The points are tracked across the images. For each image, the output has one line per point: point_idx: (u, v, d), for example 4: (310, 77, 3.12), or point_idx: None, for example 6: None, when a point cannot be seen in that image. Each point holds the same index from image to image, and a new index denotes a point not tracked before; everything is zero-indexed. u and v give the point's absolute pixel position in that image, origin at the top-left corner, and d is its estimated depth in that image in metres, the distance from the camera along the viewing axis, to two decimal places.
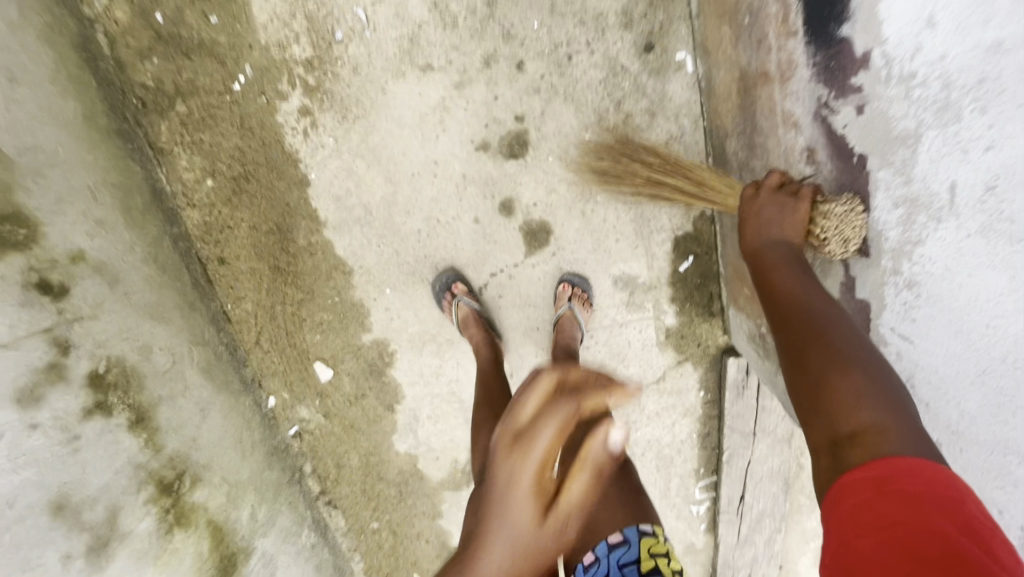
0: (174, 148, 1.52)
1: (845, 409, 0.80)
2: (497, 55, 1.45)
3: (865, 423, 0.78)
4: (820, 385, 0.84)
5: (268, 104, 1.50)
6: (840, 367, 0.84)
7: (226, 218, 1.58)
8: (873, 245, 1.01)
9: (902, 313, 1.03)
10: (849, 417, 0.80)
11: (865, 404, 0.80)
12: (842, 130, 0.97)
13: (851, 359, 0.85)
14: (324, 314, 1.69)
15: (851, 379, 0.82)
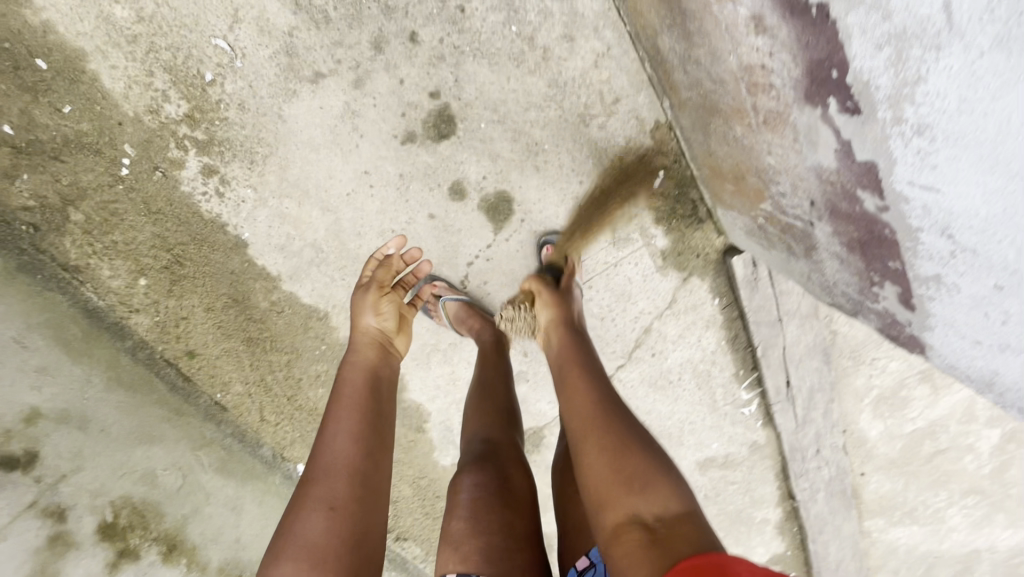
0: (90, 260, 1.37)
1: (652, 500, 0.84)
2: (385, 35, 1.29)
3: (676, 507, 0.83)
4: (634, 489, 0.86)
5: (167, 178, 1.34)
6: (635, 472, 0.87)
7: (177, 310, 1.46)
8: (860, 98, 0.69)
9: (914, 164, 0.67)
10: (656, 499, 0.84)
11: (665, 494, 0.84)
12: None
13: (659, 456, 0.90)
14: (319, 365, 1.58)
15: (651, 477, 0.86)
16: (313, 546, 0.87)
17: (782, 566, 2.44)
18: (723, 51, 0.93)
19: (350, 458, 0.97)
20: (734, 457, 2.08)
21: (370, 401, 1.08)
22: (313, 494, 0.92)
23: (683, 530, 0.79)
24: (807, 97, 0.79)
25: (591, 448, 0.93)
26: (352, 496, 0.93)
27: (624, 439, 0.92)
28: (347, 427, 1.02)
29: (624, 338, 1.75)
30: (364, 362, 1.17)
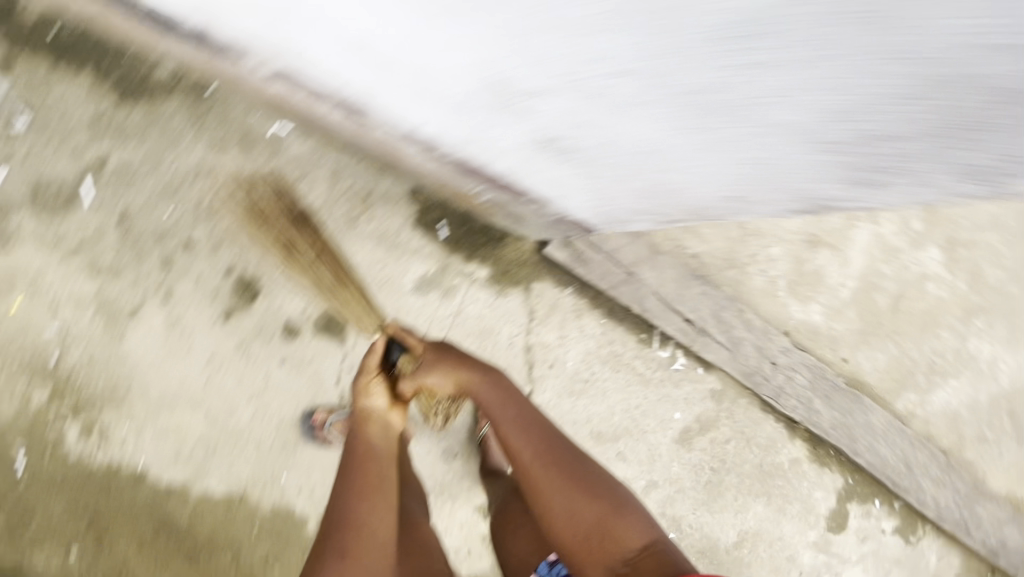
0: (23, 556, 1.52)
1: (619, 528, 1.21)
2: (168, 254, 1.59)
3: (640, 542, 1.20)
4: (602, 512, 1.23)
5: (57, 453, 1.55)
6: (578, 490, 1.24)
7: (113, 560, 1.57)
8: None
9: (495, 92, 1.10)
10: (627, 534, 1.21)
11: (631, 534, 1.21)
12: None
13: (615, 499, 1.25)
14: (261, 548, 1.68)
15: (605, 504, 1.24)
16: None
17: (857, 499, 2.17)
18: None
19: (370, 519, 1.21)
20: (706, 415, 2.00)
21: (375, 466, 1.30)
22: (330, 546, 1.17)
23: (648, 561, 1.15)
24: None
25: (549, 497, 1.24)
26: (359, 545, 1.18)
27: (574, 481, 1.26)
28: (364, 491, 1.24)
29: (513, 366, 1.83)
30: (367, 442, 1.34)
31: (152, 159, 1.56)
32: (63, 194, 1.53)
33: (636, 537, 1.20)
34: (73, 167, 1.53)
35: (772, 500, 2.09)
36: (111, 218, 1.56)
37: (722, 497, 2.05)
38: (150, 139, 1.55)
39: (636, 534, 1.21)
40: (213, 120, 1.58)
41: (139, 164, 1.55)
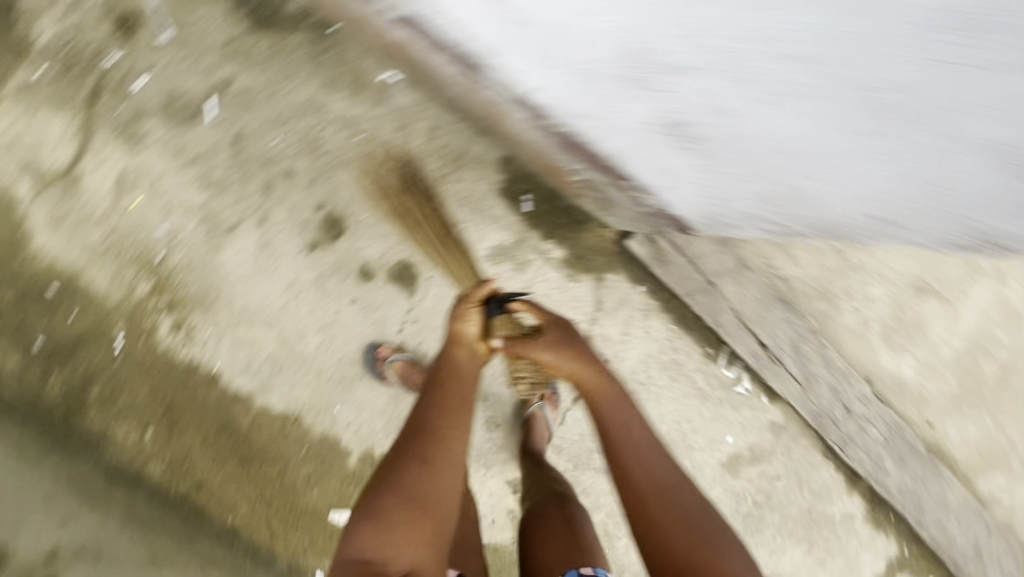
0: (107, 426, 1.70)
1: (697, 543, 1.08)
2: (271, 179, 1.68)
3: (708, 550, 1.07)
4: (680, 525, 1.10)
5: (150, 340, 1.72)
6: (677, 496, 1.13)
7: (179, 448, 1.73)
8: None
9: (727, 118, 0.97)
10: (699, 545, 1.07)
11: (703, 542, 1.08)
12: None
13: (703, 515, 1.11)
14: (308, 467, 1.79)
15: (696, 518, 1.10)
16: (411, 495, 1.13)
17: (912, 573, 1.96)
18: None
19: (446, 431, 1.18)
20: (760, 447, 1.90)
21: (459, 393, 1.24)
22: (410, 450, 1.17)
23: None
24: None
25: (659, 505, 1.11)
26: (432, 463, 1.16)
27: (675, 499, 1.12)
28: (447, 404, 1.21)
29: None
30: (460, 368, 1.29)
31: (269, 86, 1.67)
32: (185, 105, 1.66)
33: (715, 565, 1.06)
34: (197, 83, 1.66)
35: (816, 554, 1.94)
36: (228, 137, 1.67)
37: (760, 535, 1.94)
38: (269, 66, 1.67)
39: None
40: (332, 60, 1.69)
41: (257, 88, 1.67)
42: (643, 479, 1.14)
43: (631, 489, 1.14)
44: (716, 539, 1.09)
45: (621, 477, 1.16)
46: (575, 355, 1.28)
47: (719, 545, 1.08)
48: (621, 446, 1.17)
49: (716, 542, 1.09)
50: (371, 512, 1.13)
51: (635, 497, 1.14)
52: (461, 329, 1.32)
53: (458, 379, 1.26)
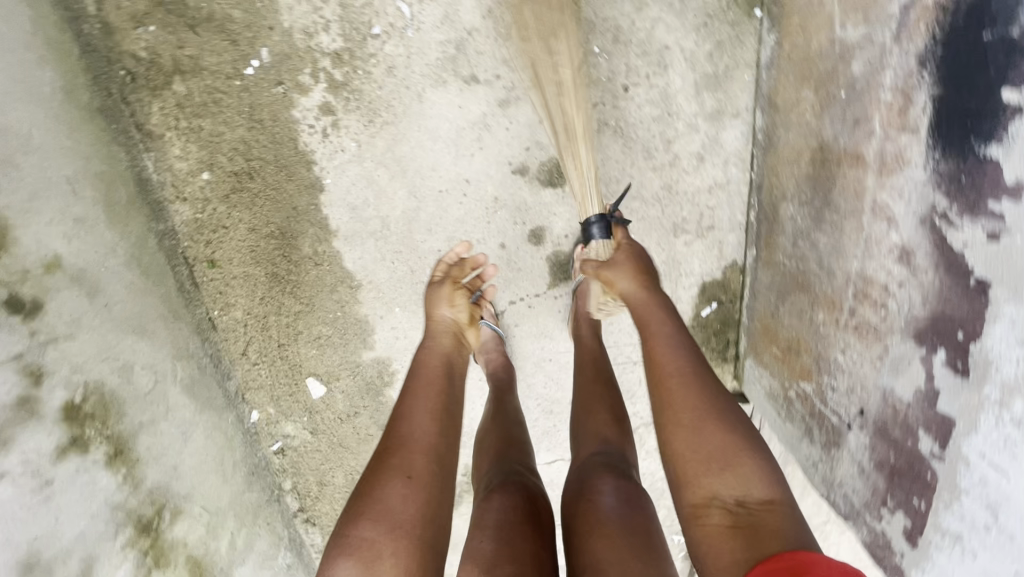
0: (166, 131, 1.31)
1: (744, 472, 0.89)
2: (549, 76, 1.33)
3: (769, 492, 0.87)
4: (723, 465, 0.90)
5: (285, 96, 1.32)
6: (722, 421, 0.94)
7: (222, 217, 1.41)
8: (976, 367, 0.77)
9: (995, 454, 0.75)
10: (753, 485, 0.88)
11: (760, 479, 0.88)
12: (962, 248, 0.76)
13: (747, 435, 0.94)
14: (324, 328, 1.58)
15: (742, 447, 0.91)
16: (394, 517, 0.94)
17: None
18: (849, 252, 1.02)
19: (428, 436, 1.05)
20: None
21: (444, 381, 1.16)
22: (392, 465, 1.00)
23: (770, 517, 0.84)
24: (916, 336, 0.88)
25: (677, 417, 0.97)
26: (428, 469, 1.02)
27: (722, 422, 0.94)
28: (431, 402, 1.11)
29: None
30: (438, 352, 1.22)
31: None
32: None
33: (780, 517, 0.84)
34: None
35: None
36: None
37: None
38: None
39: (780, 535, 0.82)
40: (719, 36, 1.30)
41: None
42: (687, 414, 0.96)
43: (671, 428, 0.97)
44: (782, 488, 0.89)
45: (669, 427, 0.97)
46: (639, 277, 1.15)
47: (778, 491, 0.88)
48: (655, 384, 1.02)
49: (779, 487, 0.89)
50: (344, 545, 0.92)
51: (674, 440, 0.95)
52: (440, 311, 1.28)
53: (433, 385, 1.14)
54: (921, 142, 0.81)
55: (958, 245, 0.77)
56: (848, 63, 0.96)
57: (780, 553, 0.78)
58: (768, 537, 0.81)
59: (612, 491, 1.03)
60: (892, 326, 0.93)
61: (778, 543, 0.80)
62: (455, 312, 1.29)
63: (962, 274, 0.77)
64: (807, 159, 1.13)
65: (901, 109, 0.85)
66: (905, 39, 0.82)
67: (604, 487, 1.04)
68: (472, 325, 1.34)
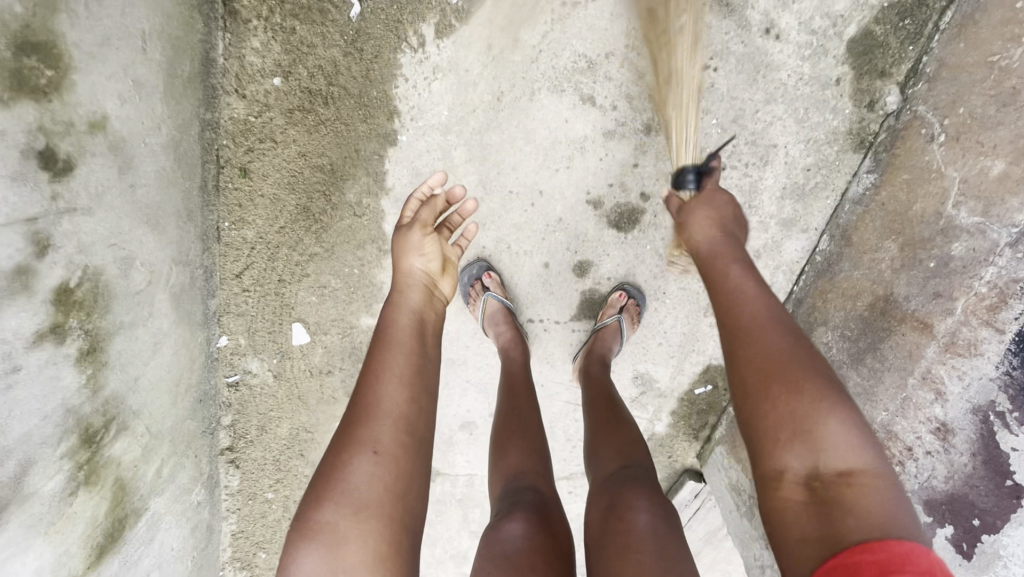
0: (253, 19, 1.18)
1: (823, 444, 0.70)
2: (661, 126, 1.30)
3: (858, 463, 0.69)
4: (793, 433, 0.72)
5: (397, 37, 1.22)
6: (802, 371, 0.74)
7: (275, 130, 1.28)
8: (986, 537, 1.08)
9: None
10: (838, 452, 0.69)
11: (851, 447, 0.70)
12: (1009, 450, 1.06)
13: (832, 385, 0.74)
14: (331, 279, 1.47)
15: (816, 401, 0.72)
16: (358, 497, 0.78)
17: None
18: (879, 403, 1.18)
19: (396, 402, 0.86)
20: None
21: (417, 342, 0.96)
22: (354, 437, 0.83)
23: (859, 496, 0.66)
24: (927, 502, 1.13)
25: (756, 345, 0.78)
26: (398, 444, 0.83)
27: (806, 366, 0.75)
28: (399, 367, 0.90)
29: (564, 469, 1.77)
30: (410, 310, 1.00)
31: (788, 75, 1.25)
32: None
33: (875, 492, 0.67)
34: None
35: None
36: (704, 54, 1.23)
37: None
38: (814, 62, 1.23)
39: (867, 519, 0.64)
40: (823, 154, 1.28)
41: (782, 64, 1.24)
42: (764, 367, 0.76)
43: (743, 386, 0.77)
44: (876, 456, 0.70)
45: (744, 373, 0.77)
46: (721, 224, 0.95)
47: (869, 463, 0.69)
48: (727, 334, 0.82)
49: (871, 451, 0.70)
50: (302, 534, 0.77)
51: (746, 390, 0.77)
52: (408, 263, 1.04)
53: (405, 346, 0.94)
54: (996, 353, 1.09)
55: (1008, 441, 1.07)
56: (948, 240, 1.14)
57: (863, 543, 0.62)
58: (858, 519, 0.64)
59: (646, 510, 0.91)
60: (909, 479, 1.15)
61: (861, 528, 0.64)
62: (426, 261, 1.05)
63: (1001, 466, 1.07)
64: (866, 303, 1.22)
65: (989, 313, 1.10)
66: (1021, 253, 1.08)
67: (637, 502, 0.93)
68: (445, 272, 1.09)
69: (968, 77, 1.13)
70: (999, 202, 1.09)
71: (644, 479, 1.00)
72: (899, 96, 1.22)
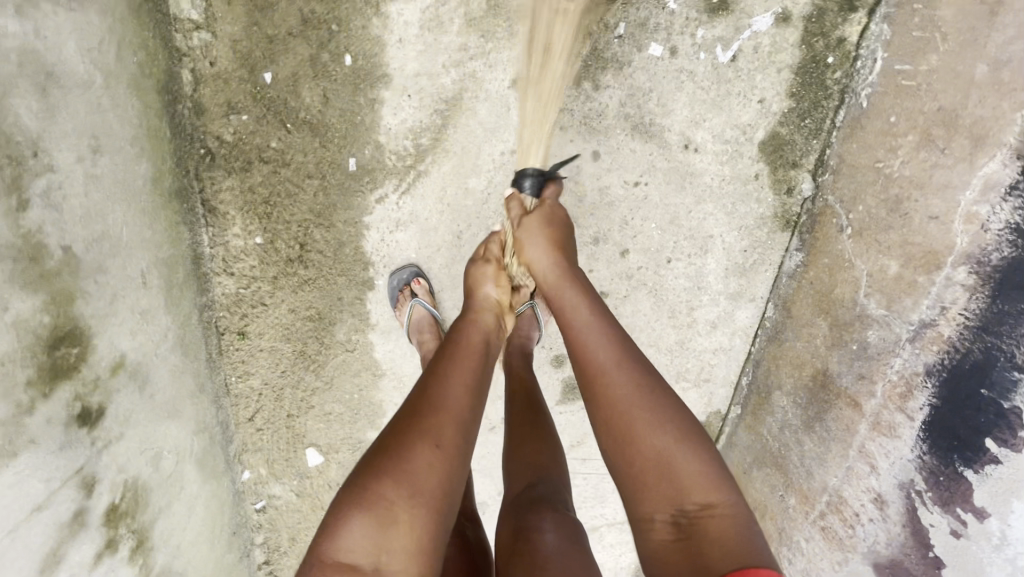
0: (230, 210, 1.32)
1: (679, 484, 0.75)
2: (607, 237, 1.41)
3: (711, 496, 0.74)
4: (652, 475, 0.77)
5: (362, 201, 1.35)
6: (647, 400, 0.81)
7: (265, 295, 1.42)
8: None
9: None
10: (690, 486, 0.75)
11: (700, 479, 0.75)
12: (929, 525, 1.14)
13: (675, 410, 0.81)
14: (335, 406, 1.57)
15: (667, 432, 0.78)
16: (416, 481, 0.73)
17: None
18: (831, 468, 1.30)
19: (461, 405, 0.84)
20: None
21: (481, 360, 0.95)
22: (415, 426, 0.78)
23: (716, 528, 0.71)
24: (874, 565, 1.22)
25: (611, 382, 0.84)
26: (456, 439, 0.79)
27: (656, 399, 0.82)
28: (466, 375, 0.89)
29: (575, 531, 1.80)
30: (478, 331, 1.01)
31: (711, 179, 1.37)
32: (640, 108, 1.31)
33: (727, 522, 0.72)
34: (677, 110, 1.32)
35: None
36: (634, 173, 1.36)
37: None
38: (732, 165, 1.36)
39: (720, 548, 0.69)
40: (755, 238, 1.40)
41: (705, 171, 1.36)
42: (622, 413, 0.81)
43: (607, 433, 0.82)
44: (727, 488, 0.76)
45: (602, 420, 0.83)
46: (555, 253, 1.04)
47: (718, 495, 0.75)
48: (580, 382, 0.88)
49: (721, 482, 0.76)
50: (362, 499, 0.71)
51: (608, 436, 0.82)
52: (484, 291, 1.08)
53: (470, 354, 0.94)
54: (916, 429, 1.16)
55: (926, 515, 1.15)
56: (864, 326, 1.25)
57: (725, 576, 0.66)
58: (719, 551, 0.69)
59: (553, 529, 0.86)
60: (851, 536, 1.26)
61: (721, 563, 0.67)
62: (499, 290, 1.10)
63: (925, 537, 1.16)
64: (809, 373, 1.36)
65: (904, 394, 1.18)
66: (917, 347, 1.16)
67: (544, 522, 0.87)
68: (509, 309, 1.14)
69: (863, 176, 1.27)
70: (897, 298, 1.19)
71: (557, 500, 0.93)
72: (811, 182, 1.36)
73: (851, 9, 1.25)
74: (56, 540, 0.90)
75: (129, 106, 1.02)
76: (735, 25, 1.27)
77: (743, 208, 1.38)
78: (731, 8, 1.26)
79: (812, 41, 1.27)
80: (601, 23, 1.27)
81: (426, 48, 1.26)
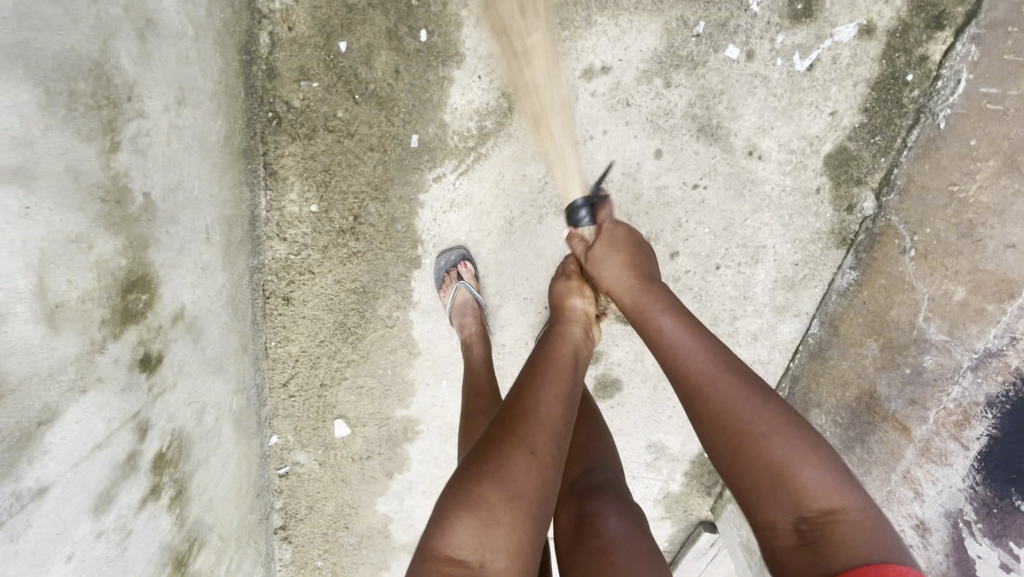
0: (290, 176, 1.34)
1: (799, 491, 0.74)
2: (659, 238, 1.38)
3: (834, 503, 0.73)
4: (770, 485, 0.76)
5: (419, 178, 1.35)
6: (758, 407, 0.80)
7: (314, 263, 1.43)
8: None
9: None
10: (812, 494, 0.74)
11: (824, 488, 0.74)
12: (975, 556, 1.22)
13: (788, 417, 0.80)
14: (367, 380, 1.58)
15: (782, 440, 0.77)
16: (513, 488, 0.73)
17: None
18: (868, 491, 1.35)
19: (555, 417, 0.83)
20: None
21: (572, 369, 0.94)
22: (513, 434, 0.78)
23: (846, 537, 0.70)
24: None
25: (721, 394, 0.83)
26: (551, 447, 0.79)
27: (767, 405, 0.81)
28: (559, 386, 0.88)
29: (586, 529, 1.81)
30: (569, 344, 1.00)
31: (772, 188, 1.34)
32: (708, 109, 1.30)
33: (854, 528, 0.71)
34: (746, 115, 1.30)
35: None
36: (693, 175, 1.34)
37: None
38: (795, 176, 1.32)
39: (850, 555, 0.68)
40: (810, 253, 1.36)
41: (766, 179, 1.33)
42: (735, 424, 0.80)
43: (719, 442, 0.81)
44: (851, 492, 0.74)
45: (710, 428, 0.82)
46: (630, 259, 1.06)
47: (842, 502, 0.73)
48: (683, 392, 0.87)
49: (844, 489, 0.74)
50: (464, 502, 0.71)
51: (720, 449, 0.80)
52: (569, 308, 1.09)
53: (561, 365, 0.93)
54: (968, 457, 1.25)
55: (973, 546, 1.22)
56: (920, 352, 1.29)
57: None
58: (850, 558, 0.68)
59: (616, 513, 0.86)
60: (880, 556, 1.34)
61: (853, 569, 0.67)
62: (585, 303, 1.11)
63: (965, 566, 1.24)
64: (853, 394, 1.36)
65: (959, 421, 1.26)
66: (980, 376, 1.24)
67: (605, 507, 0.88)
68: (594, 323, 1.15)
69: (934, 199, 1.27)
70: (961, 325, 1.25)
71: (613, 486, 0.93)
72: (874, 201, 1.32)
73: (937, 26, 1.23)
74: (111, 480, 0.91)
75: (213, 62, 1.03)
76: (816, 33, 1.25)
77: (801, 220, 1.35)
78: (816, 16, 1.24)
79: (894, 56, 1.24)
80: (679, 20, 1.25)
81: (501, 31, 1.26)
